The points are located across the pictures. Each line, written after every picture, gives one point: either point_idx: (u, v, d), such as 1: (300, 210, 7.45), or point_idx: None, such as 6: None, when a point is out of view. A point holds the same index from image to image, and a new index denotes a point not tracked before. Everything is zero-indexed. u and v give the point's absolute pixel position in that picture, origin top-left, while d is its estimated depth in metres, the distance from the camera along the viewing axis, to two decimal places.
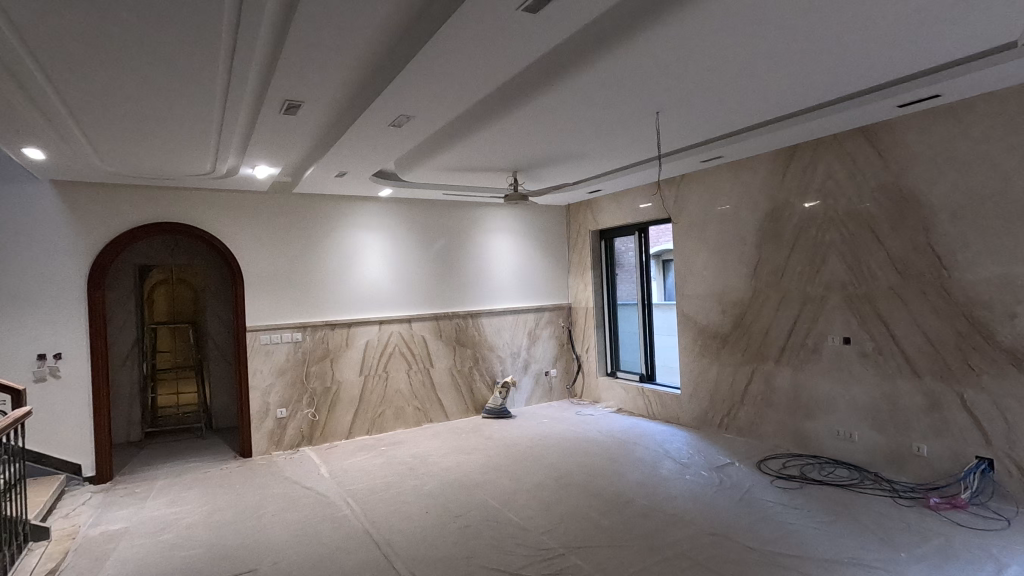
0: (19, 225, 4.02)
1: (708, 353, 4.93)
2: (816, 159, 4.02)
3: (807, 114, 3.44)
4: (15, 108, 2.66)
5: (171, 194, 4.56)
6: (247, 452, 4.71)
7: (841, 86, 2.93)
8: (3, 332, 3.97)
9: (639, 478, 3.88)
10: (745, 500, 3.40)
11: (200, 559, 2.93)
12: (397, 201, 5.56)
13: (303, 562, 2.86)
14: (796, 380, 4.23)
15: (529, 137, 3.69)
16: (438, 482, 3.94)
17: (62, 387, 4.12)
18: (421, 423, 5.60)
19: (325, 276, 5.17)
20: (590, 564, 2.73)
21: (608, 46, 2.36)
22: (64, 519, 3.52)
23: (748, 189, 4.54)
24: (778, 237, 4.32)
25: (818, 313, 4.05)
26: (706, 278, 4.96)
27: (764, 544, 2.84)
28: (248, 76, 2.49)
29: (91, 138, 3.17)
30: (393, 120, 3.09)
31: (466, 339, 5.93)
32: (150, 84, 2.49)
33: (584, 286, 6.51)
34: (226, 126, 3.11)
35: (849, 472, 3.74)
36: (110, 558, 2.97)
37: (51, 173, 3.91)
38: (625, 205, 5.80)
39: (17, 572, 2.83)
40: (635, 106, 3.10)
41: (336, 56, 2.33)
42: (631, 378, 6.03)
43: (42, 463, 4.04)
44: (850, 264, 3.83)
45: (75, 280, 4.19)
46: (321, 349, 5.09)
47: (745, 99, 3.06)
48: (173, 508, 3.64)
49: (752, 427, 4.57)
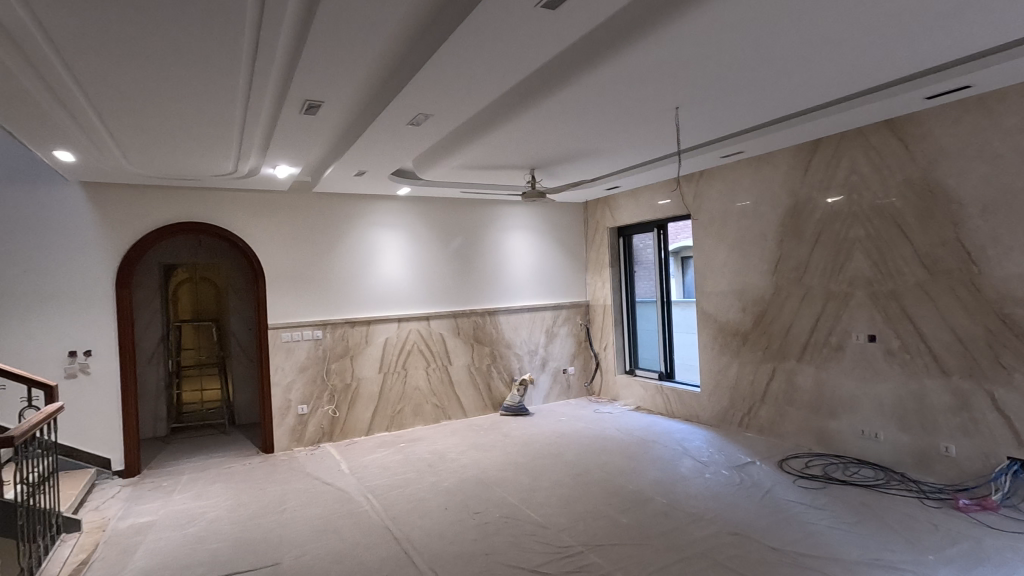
0: (50, 225, 4.14)
1: (728, 351, 4.88)
2: (840, 153, 3.94)
3: (830, 107, 3.38)
4: (47, 111, 2.73)
5: (195, 194, 4.64)
6: (269, 448, 4.79)
7: (867, 77, 2.87)
8: (36, 329, 4.09)
9: (657, 476, 3.85)
10: (767, 499, 3.36)
11: (225, 552, 2.99)
12: (415, 199, 5.59)
13: (325, 557, 2.90)
14: (818, 379, 4.16)
15: (548, 134, 3.69)
16: (457, 479, 3.96)
17: (92, 383, 4.24)
18: (439, 420, 5.64)
19: (345, 274, 5.23)
20: (609, 562, 2.72)
21: (627, 40, 2.34)
22: (95, 511, 3.62)
23: (769, 184, 4.48)
24: (801, 233, 4.25)
25: (842, 311, 3.98)
26: (726, 274, 4.90)
27: (786, 545, 2.80)
28: (269, 77, 2.52)
29: (119, 140, 3.24)
30: (412, 119, 3.11)
31: (483, 337, 5.95)
32: (174, 86, 2.54)
33: (602, 284, 6.48)
34: (248, 127, 3.16)
35: (873, 472, 3.68)
36: (138, 550, 3.05)
37: (80, 175, 4.01)
38: (643, 202, 5.76)
39: (50, 563, 2.92)
40: (654, 102, 3.08)
41: (356, 56, 2.35)
42: (650, 376, 5.98)
43: (73, 457, 4.15)
44: (876, 261, 3.76)
45: (103, 278, 4.29)
46: (341, 346, 5.14)
47: (766, 93, 3.01)
48: (199, 502, 3.72)
49: (773, 426, 4.51)
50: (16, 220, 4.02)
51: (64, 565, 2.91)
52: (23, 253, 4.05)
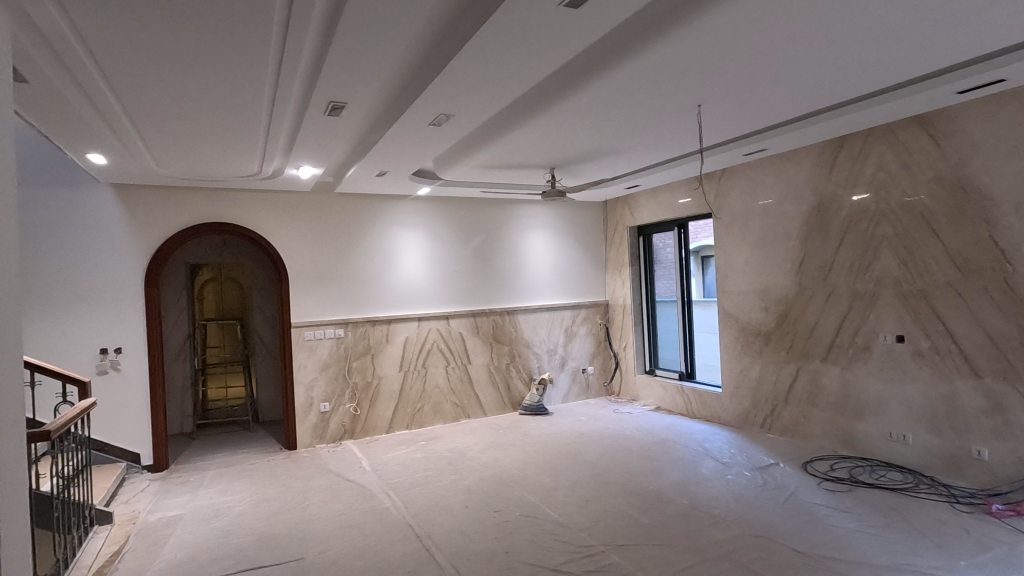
0: (83, 225, 4.25)
1: (750, 350, 4.82)
2: (867, 150, 3.87)
3: (855, 104, 3.32)
4: (82, 114, 2.81)
5: (220, 195, 4.73)
6: (292, 444, 4.86)
7: (897, 72, 2.81)
8: (71, 327, 4.21)
9: (678, 477, 3.82)
10: (791, 501, 3.32)
11: (251, 546, 3.04)
12: (434, 199, 5.63)
13: (347, 552, 2.94)
14: (844, 380, 4.09)
15: (568, 134, 3.68)
16: (477, 478, 3.98)
17: (123, 380, 4.35)
18: (459, 419, 5.66)
19: (366, 273, 5.28)
20: (630, 562, 2.71)
21: (650, 38, 2.32)
22: (125, 504, 3.72)
23: (793, 182, 4.41)
24: (825, 231, 4.18)
25: (869, 311, 3.90)
26: (748, 274, 4.85)
27: (812, 548, 2.76)
28: (294, 80, 2.56)
29: (148, 142, 3.32)
30: (433, 119, 3.14)
31: (503, 336, 5.96)
32: (202, 90, 2.59)
33: (621, 283, 6.44)
34: (274, 129, 3.21)
35: (902, 476, 3.60)
36: (167, 543, 3.12)
37: (111, 177, 4.12)
38: (664, 201, 5.72)
39: (85, 553, 3.01)
40: (677, 99, 3.05)
41: (380, 57, 2.36)
42: (670, 376, 5.93)
43: (105, 451, 4.27)
44: (904, 259, 3.68)
45: (133, 278, 4.40)
46: (362, 344, 5.20)
47: (791, 89, 2.97)
48: (225, 497, 3.79)
49: (797, 427, 4.44)
50: (50, 221, 4.14)
51: (98, 555, 3.00)
52: (58, 253, 4.17)
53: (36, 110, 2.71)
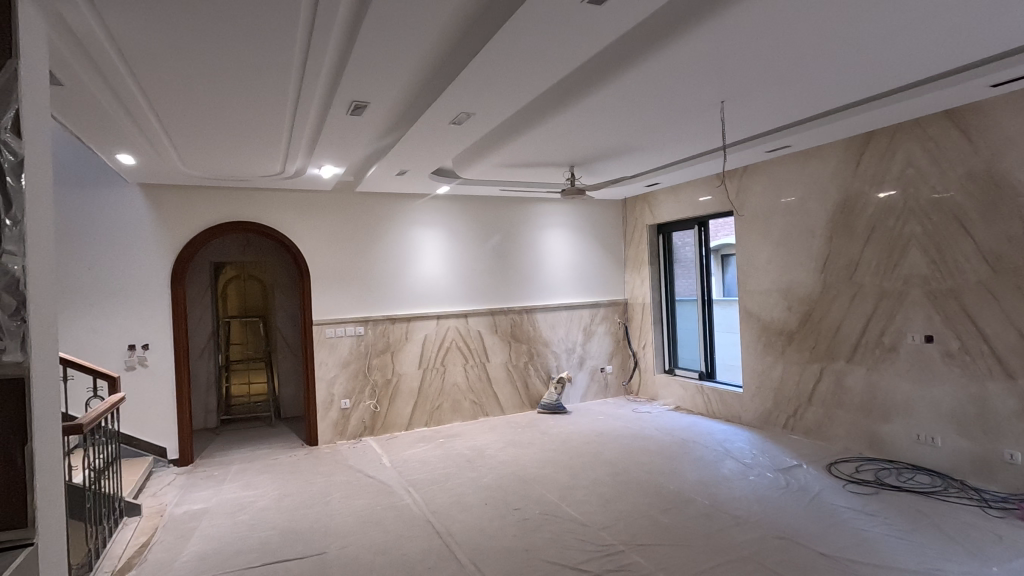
0: (112, 224, 4.36)
1: (773, 350, 4.76)
2: (894, 146, 3.79)
3: (884, 99, 3.25)
4: (112, 116, 2.87)
5: (243, 195, 4.80)
6: (313, 440, 4.92)
7: (928, 65, 2.74)
8: (100, 323, 4.32)
9: (699, 477, 3.79)
10: (815, 503, 3.27)
11: (273, 540, 3.09)
12: (453, 198, 5.65)
13: (369, 547, 2.97)
14: (869, 380, 4.01)
15: (588, 132, 3.67)
16: (496, 475, 3.99)
17: (150, 375, 4.45)
18: (477, 417, 5.68)
19: (385, 272, 5.32)
20: (651, 562, 2.70)
21: (673, 34, 2.30)
22: (152, 497, 3.81)
23: (818, 179, 4.33)
24: (851, 229, 4.10)
25: (897, 310, 3.82)
26: (770, 273, 4.78)
27: (837, 551, 2.71)
28: (318, 81, 2.59)
29: (175, 143, 3.38)
30: (454, 118, 3.15)
31: (521, 334, 5.96)
32: (229, 92, 2.64)
33: (641, 282, 6.38)
34: (297, 129, 3.25)
35: (930, 479, 3.52)
36: (193, 535, 3.19)
37: (139, 177, 4.21)
38: (684, 198, 5.66)
39: (115, 544, 3.09)
40: (700, 95, 3.02)
41: (403, 56, 2.38)
42: (690, 376, 5.87)
43: (133, 445, 4.38)
44: (933, 258, 3.59)
45: (160, 276, 4.50)
46: (382, 342, 5.25)
47: (818, 83, 2.91)
48: (249, 491, 3.86)
49: (820, 429, 4.37)
50: (82, 219, 4.25)
51: (128, 546, 3.08)
52: (88, 251, 4.27)
53: (68, 112, 2.78)
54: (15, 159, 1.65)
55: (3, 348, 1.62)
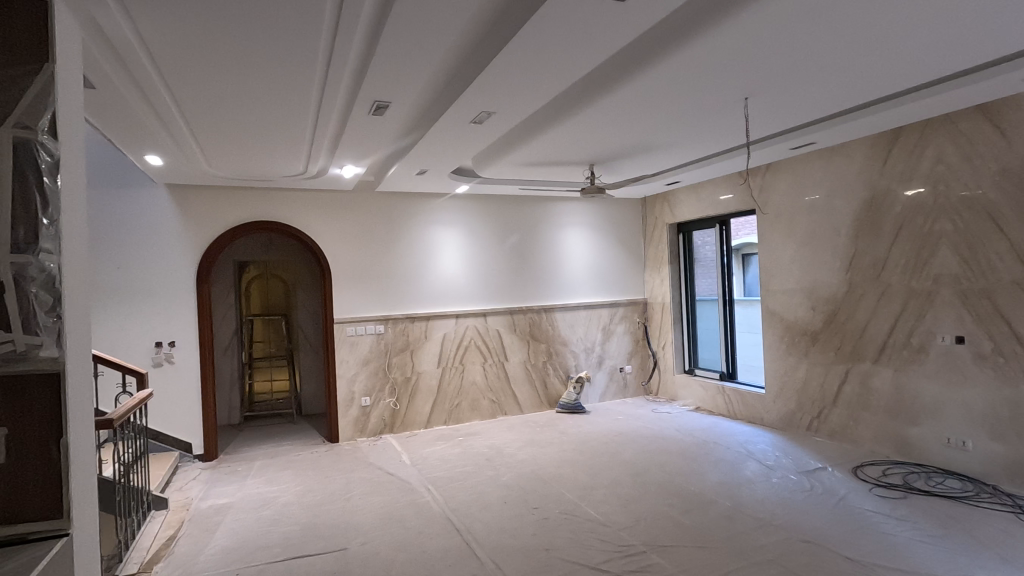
0: (140, 223, 4.46)
1: (796, 350, 4.68)
2: (924, 142, 3.70)
3: (913, 94, 3.17)
4: (141, 118, 2.94)
5: (266, 195, 4.87)
6: (334, 437, 4.97)
7: (960, 59, 2.67)
8: (128, 321, 4.42)
9: (720, 479, 3.75)
10: (840, 507, 3.21)
11: (296, 535, 3.13)
12: (472, 197, 5.67)
13: (389, 544, 3.00)
14: (897, 382, 3.93)
15: (609, 130, 3.65)
16: (515, 474, 3.99)
17: (176, 372, 4.54)
18: (495, 415, 5.70)
19: (405, 271, 5.36)
20: (673, 563, 2.67)
21: (697, 29, 2.27)
22: (179, 491, 3.89)
23: (843, 176, 4.25)
24: (878, 228, 4.02)
25: (926, 310, 3.73)
26: (794, 272, 4.70)
27: (864, 556, 2.66)
28: (341, 82, 2.62)
29: (201, 144, 3.44)
30: (475, 117, 3.16)
31: (540, 334, 5.95)
32: (254, 93, 2.68)
33: (661, 281, 6.33)
34: (320, 129, 3.29)
35: (961, 484, 3.43)
36: (218, 529, 3.25)
37: (166, 177, 4.31)
38: (705, 197, 5.60)
39: (143, 537, 3.16)
40: (724, 92, 2.97)
41: (425, 56, 2.39)
42: (710, 376, 5.80)
43: (159, 440, 4.47)
44: (964, 257, 3.50)
45: (185, 274, 4.59)
46: (401, 340, 5.28)
47: (845, 78, 2.85)
48: (271, 487, 3.92)
49: (845, 431, 4.29)
50: (112, 219, 4.36)
51: (155, 538, 3.15)
52: (118, 250, 4.38)
53: (100, 115, 2.85)
54: (51, 160, 1.70)
55: (40, 343, 1.66)
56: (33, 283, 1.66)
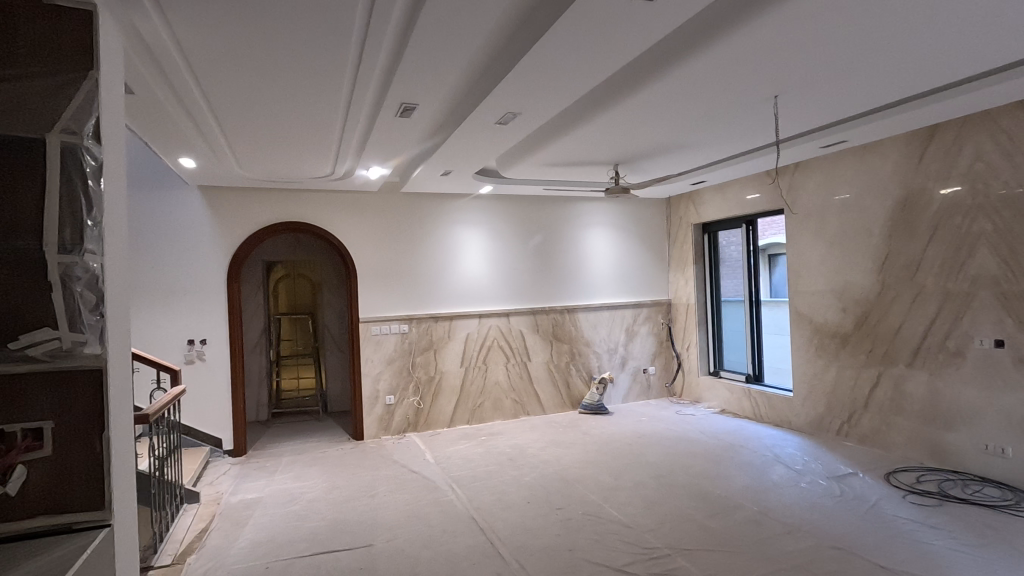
0: (174, 224, 4.58)
1: (826, 353, 4.58)
2: (962, 140, 3.59)
3: (950, 90, 3.08)
4: (177, 122, 3.02)
5: (294, 196, 4.96)
6: (359, 435, 5.04)
7: (1002, 53, 2.58)
8: (162, 319, 4.55)
9: (746, 483, 3.69)
10: (872, 514, 3.13)
11: (323, 531, 3.19)
12: (495, 197, 5.69)
13: (415, 541, 3.03)
14: (932, 387, 3.82)
15: (634, 129, 3.61)
16: (539, 475, 3.99)
17: (207, 369, 4.66)
18: (518, 415, 5.71)
19: (429, 271, 5.41)
20: (698, 567, 2.65)
21: (725, 27, 2.24)
22: (210, 485, 3.99)
23: (876, 175, 4.15)
24: (912, 228, 3.91)
25: (964, 312, 3.62)
26: (824, 273, 4.60)
27: (897, 564, 2.60)
28: (369, 86, 2.66)
29: (233, 146, 3.52)
30: (500, 119, 3.18)
31: (562, 334, 5.94)
32: (284, 97, 2.73)
33: (685, 282, 6.26)
34: (348, 131, 3.33)
35: (1000, 492, 3.32)
36: (248, 523, 3.32)
37: (198, 179, 4.42)
38: (731, 197, 5.52)
39: (176, 530, 3.25)
40: (753, 89, 2.93)
41: (450, 58, 2.41)
42: (736, 378, 5.72)
43: (191, 435, 4.59)
44: (1004, 258, 3.38)
45: (216, 274, 4.70)
46: (425, 340, 5.33)
47: (880, 74, 2.78)
48: (298, 483, 3.99)
49: (877, 436, 4.19)
50: (147, 220, 4.50)
51: (187, 531, 3.24)
52: (153, 250, 4.52)
53: (138, 120, 2.94)
54: (95, 164, 1.76)
55: (84, 341, 1.73)
56: (78, 282, 1.71)
